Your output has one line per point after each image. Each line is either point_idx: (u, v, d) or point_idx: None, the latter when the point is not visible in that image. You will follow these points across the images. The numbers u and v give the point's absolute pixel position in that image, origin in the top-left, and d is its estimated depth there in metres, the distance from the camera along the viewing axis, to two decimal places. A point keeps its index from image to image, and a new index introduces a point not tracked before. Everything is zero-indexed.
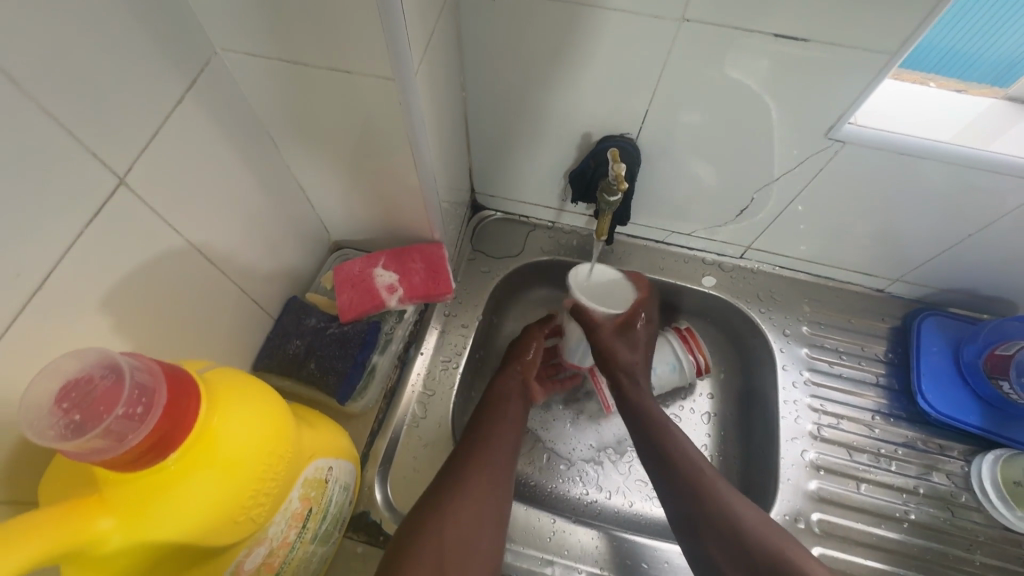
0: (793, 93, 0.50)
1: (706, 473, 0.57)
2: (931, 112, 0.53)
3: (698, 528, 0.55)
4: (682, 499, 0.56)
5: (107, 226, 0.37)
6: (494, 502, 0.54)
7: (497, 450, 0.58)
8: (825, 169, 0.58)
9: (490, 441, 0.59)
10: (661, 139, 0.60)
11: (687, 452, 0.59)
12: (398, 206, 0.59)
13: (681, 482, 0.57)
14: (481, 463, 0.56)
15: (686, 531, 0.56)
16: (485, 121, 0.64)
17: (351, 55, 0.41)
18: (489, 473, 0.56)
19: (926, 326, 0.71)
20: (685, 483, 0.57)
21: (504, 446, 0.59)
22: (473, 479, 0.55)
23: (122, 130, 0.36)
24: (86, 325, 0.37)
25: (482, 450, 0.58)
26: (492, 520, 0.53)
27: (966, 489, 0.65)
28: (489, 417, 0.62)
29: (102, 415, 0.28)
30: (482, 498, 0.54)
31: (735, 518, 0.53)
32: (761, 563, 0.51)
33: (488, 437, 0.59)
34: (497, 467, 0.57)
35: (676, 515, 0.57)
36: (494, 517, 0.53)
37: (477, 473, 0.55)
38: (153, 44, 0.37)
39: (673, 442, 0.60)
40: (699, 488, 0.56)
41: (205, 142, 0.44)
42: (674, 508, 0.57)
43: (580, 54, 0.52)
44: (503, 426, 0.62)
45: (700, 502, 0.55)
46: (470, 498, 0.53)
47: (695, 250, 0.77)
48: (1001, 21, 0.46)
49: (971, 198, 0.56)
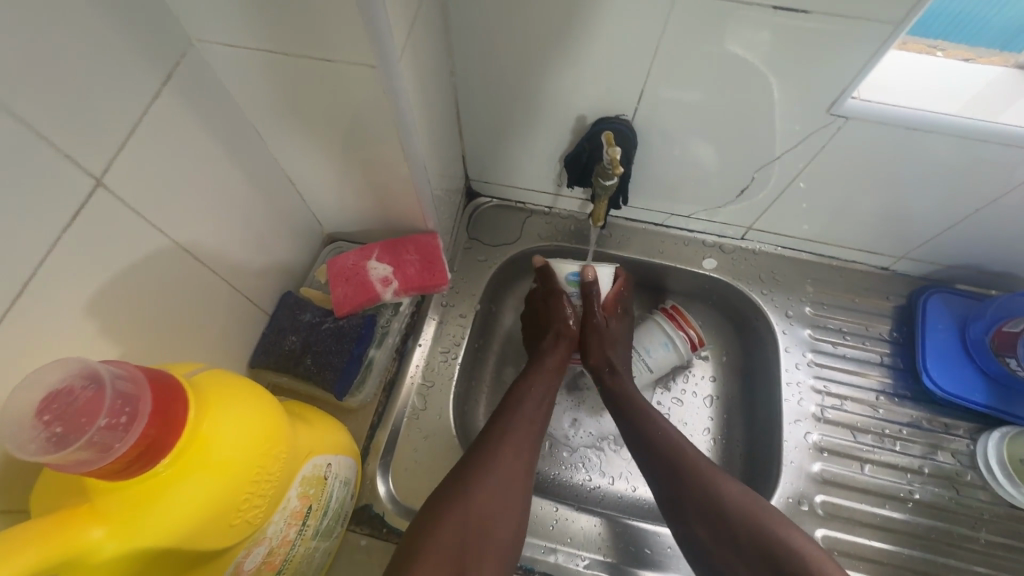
0: (795, 68, 0.48)
1: (685, 450, 0.58)
2: (940, 83, 0.51)
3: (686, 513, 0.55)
4: (664, 482, 0.57)
5: (87, 229, 0.36)
6: (519, 487, 0.54)
7: (525, 433, 0.58)
8: (828, 146, 0.56)
9: (519, 425, 0.59)
10: (658, 120, 0.58)
11: (669, 433, 0.60)
12: (390, 197, 0.58)
13: (664, 466, 0.58)
14: (510, 447, 0.56)
15: (673, 515, 0.56)
16: (477, 105, 0.62)
17: (332, 43, 0.40)
18: (518, 460, 0.56)
19: (931, 303, 0.70)
20: (665, 467, 0.57)
21: (533, 427, 0.59)
22: (500, 465, 0.54)
23: (96, 129, 0.35)
24: (71, 331, 0.36)
25: (511, 435, 0.57)
26: (515, 506, 0.53)
27: (971, 468, 0.65)
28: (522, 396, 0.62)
29: (85, 426, 0.27)
30: (509, 485, 0.54)
31: (716, 497, 0.54)
32: (745, 540, 0.51)
33: (518, 421, 0.59)
34: (524, 450, 0.57)
35: (663, 498, 0.57)
36: (518, 502, 0.54)
37: (505, 457, 0.55)
38: (124, 37, 0.36)
39: (655, 425, 0.61)
40: (684, 469, 0.56)
41: (187, 137, 0.43)
42: (660, 492, 0.58)
43: (571, 33, 0.50)
44: (531, 405, 0.61)
45: (685, 484, 0.56)
46: (496, 483, 0.53)
47: (695, 232, 0.76)
48: None
49: (979, 172, 0.54)
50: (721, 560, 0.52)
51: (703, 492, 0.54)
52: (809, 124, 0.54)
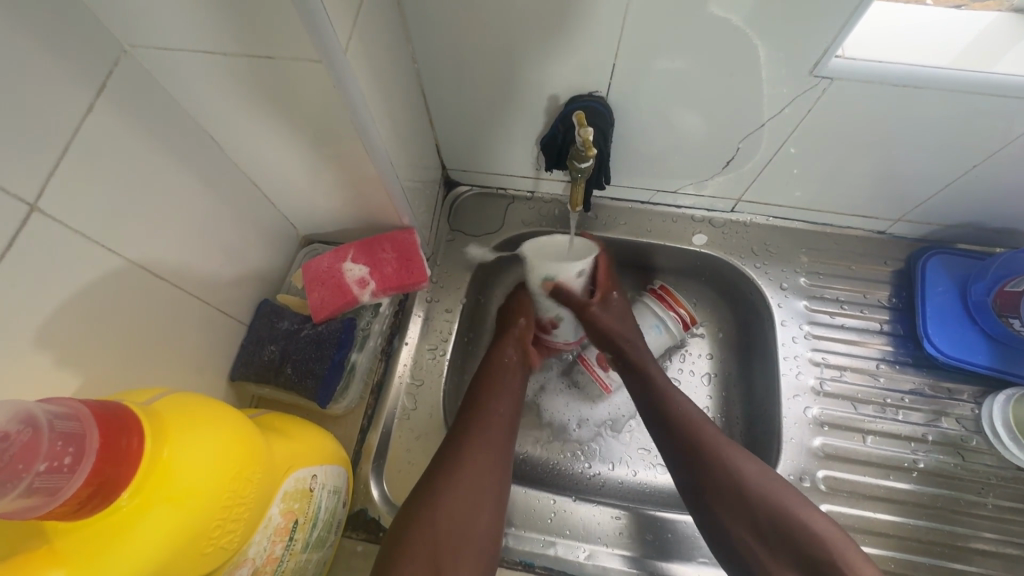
0: (772, 29, 0.45)
1: (707, 432, 0.56)
2: (929, 34, 0.48)
3: (708, 495, 0.53)
4: (685, 461, 0.56)
5: (25, 257, 0.34)
6: (493, 479, 0.53)
7: (495, 425, 0.56)
8: (814, 110, 0.53)
9: (484, 418, 0.57)
10: (633, 94, 0.55)
11: (691, 415, 0.58)
12: (359, 195, 0.56)
13: (683, 448, 0.56)
14: (478, 441, 0.54)
15: (693, 500, 0.55)
16: (444, 92, 0.60)
17: (271, 39, 0.37)
18: (489, 452, 0.54)
19: (931, 265, 0.67)
20: (686, 448, 0.56)
21: (502, 417, 0.58)
22: (467, 461, 0.53)
23: (24, 153, 0.33)
24: (23, 363, 0.35)
25: (479, 427, 0.56)
26: (488, 501, 0.52)
27: (977, 432, 0.63)
28: (485, 389, 0.60)
29: (23, 472, 0.27)
30: (480, 479, 0.52)
31: (741, 480, 0.52)
32: (769, 528, 0.50)
33: (483, 414, 0.57)
34: (496, 443, 0.55)
35: (682, 481, 0.56)
36: (492, 496, 0.52)
37: (472, 451, 0.54)
38: (45, 49, 0.34)
39: (677, 406, 0.58)
40: (707, 452, 0.55)
41: (130, 151, 0.41)
42: (679, 474, 0.56)
43: (532, 9, 0.47)
44: (500, 398, 0.59)
45: (706, 467, 0.54)
46: (464, 477, 0.52)
47: (684, 208, 0.73)
48: None
49: (975, 126, 0.51)
50: (739, 545, 0.51)
51: (724, 478, 0.53)
52: (794, 87, 0.51)
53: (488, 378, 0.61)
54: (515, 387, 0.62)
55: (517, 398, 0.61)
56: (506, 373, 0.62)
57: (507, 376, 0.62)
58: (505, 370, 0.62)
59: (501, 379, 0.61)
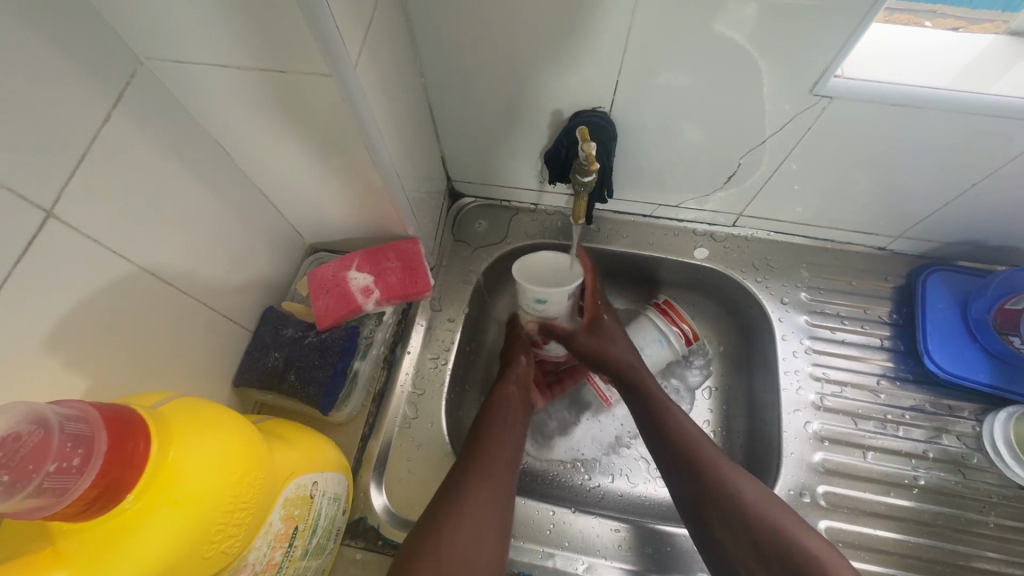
0: (772, 48, 0.46)
1: (705, 449, 0.56)
2: (925, 55, 0.49)
3: (704, 511, 0.53)
4: (683, 478, 0.56)
5: (41, 259, 0.35)
6: (495, 517, 0.52)
7: (497, 465, 0.56)
8: (813, 127, 0.54)
9: (486, 457, 0.56)
10: (635, 109, 0.56)
11: (688, 434, 0.58)
12: (365, 205, 0.57)
13: (684, 464, 0.56)
14: (480, 478, 0.54)
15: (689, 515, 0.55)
16: (451, 105, 0.61)
17: (284, 55, 0.38)
18: (492, 487, 0.54)
19: (932, 282, 0.68)
20: (686, 466, 0.56)
21: (504, 456, 0.57)
22: (472, 498, 0.52)
23: (42, 161, 0.35)
24: (33, 365, 0.36)
25: (480, 464, 0.55)
26: (490, 539, 0.51)
27: (978, 450, 0.63)
28: (488, 429, 0.59)
29: (33, 473, 0.27)
30: (482, 516, 0.52)
31: (740, 498, 0.52)
32: (766, 544, 0.50)
33: (484, 452, 0.57)
34: (498, 479, 0.55)
35: (680, 498, 0.56)
36: (494, 533, 0.51)
37: (476, 489, 0.53)
38: (66, 60, 0.35)
39: (673, 419, 0.59)
40: (705, 467, 0.55)
41: (143, 159, 0.42)
42: (677, 490, 0.56)
43: (537, 26, 0.48)
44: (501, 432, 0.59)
45: (704, 482, 0.54)
46: (468, 514, 0.51)
47: (685, 221, 0.74)
48: None
49: (973, 145, 0.52)
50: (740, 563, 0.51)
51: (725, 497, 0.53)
52: (794, 104, 0.52)
53: (488, 420, 0.61)
54: (517, 427, 0.61)
55: (518, 434, 0.61)
56: (507, 413, 0.62)
57: (508, 414, 0.62)
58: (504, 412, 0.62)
59: (503, 419, 0.61)
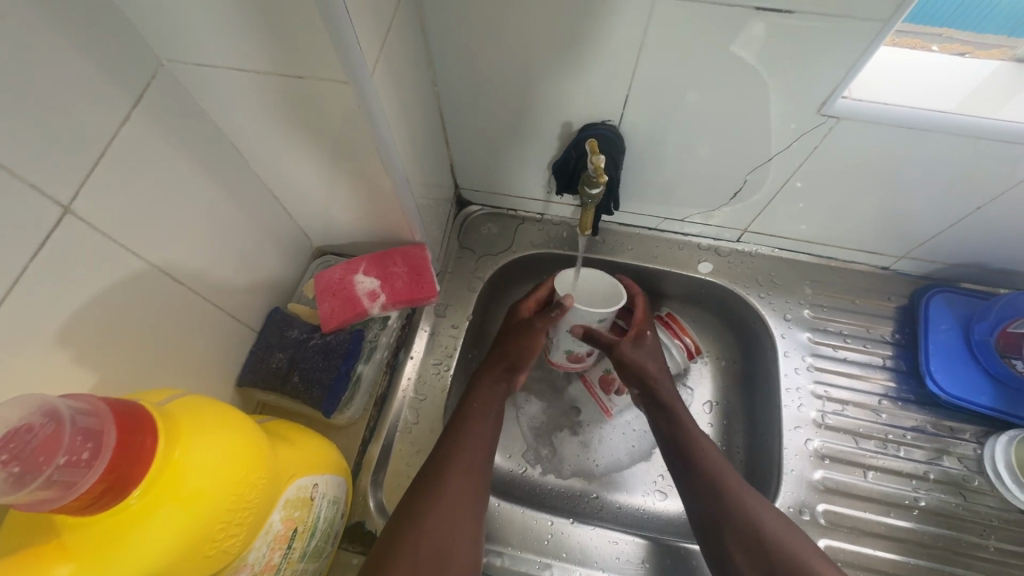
0: (781, 67, 0.47)
1: (727, 474, 0.56)
2: (932, 78, 0.49)
3: (718, 526, 0.53)
4: (704, 500, 0.55)
5: (58, 253, 0.36)
6: (471, 502, 0.53)
7: (472, 451, 0.56)
8: (821, 146, 0.55)
9: (462, 444, 0.56)
10: (644, 123, 0.57)
11: (713, 460, 0.57)
12: (375, 210, 0.57)
13: (701, 484, 0.56)
14: (456, 463, 0.55)
15: (704, 529, 0.55)
16: (462, 115, 0.62)
17: (303, 62, 0.39)
18: (470, 471, 0.55)
19: (934, 303, 0.68)
20: (708, 489, 0.55)
21: (480, 442, 0.57)
22: (448, 488, 0.53)
23: (62, 158, 0.35)
24: (43, 360, 0.36)
25: (457, 451, 0.56)
26: (467, 519, 0.52)
27: (980, 472, 0.63)
28: (466, 415, 0.59)
29: (44, 465, 0.28)
30: (458, 504, 0.52)
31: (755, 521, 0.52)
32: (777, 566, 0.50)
33: (460, 438, 0.57)
34: (476, 467, 0.55)
35: (698, 519, 0.55)
36: (470, 514, 0.52)
37: (451, 474, 0.54)
38: (88, 60, 0.36)
39: (694, 442, 0.59)
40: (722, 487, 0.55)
41: (160, 158, 0.43)
42: (693, 511, 0.56)
43: (550, 38, 0.49)
44: (478, 422, 0.59)
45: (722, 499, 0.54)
46: (445, 499, 0.52)
47: (690, 236, 0.75)
48: None
49: (978, 169, 0.52)
50: None
51: (745, 524, 0.52)
52: (801, 124, 0.52)
53: (467, 407, 0.60)
54: (493, 413, 0.61)
55: (494, 423, 0.60)
56: (485, 400, 0.62)
57: (485, 400, 0.62)
58: (482, 399, 0.62)
59: (480, 406, 0.61)
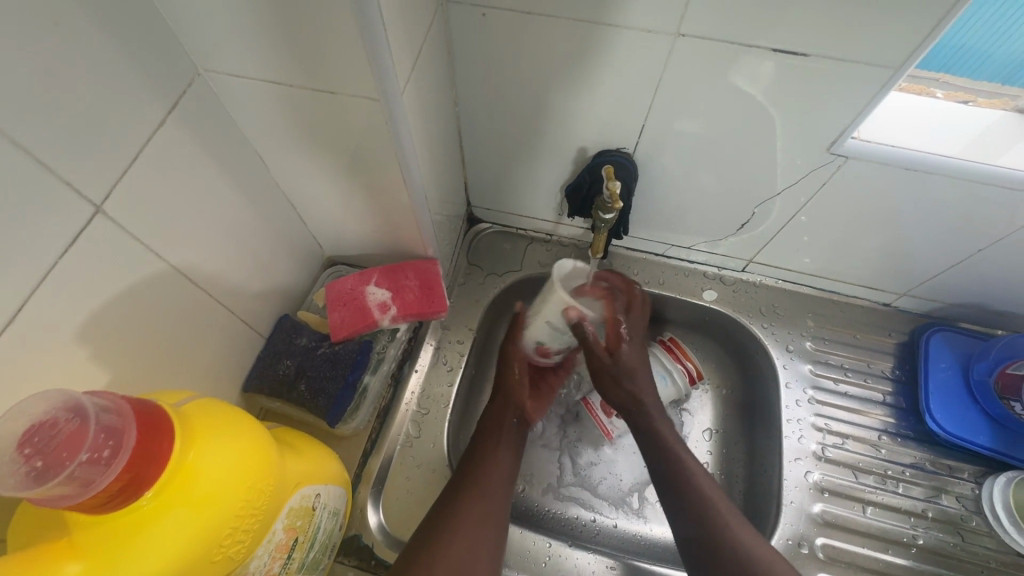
0: (792, 106, 0.49)
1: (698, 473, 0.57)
2: (932, 125, 0.51)
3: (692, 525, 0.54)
4: (685, 509, 0.55)
5: (84, 252, 0.36)
6: (491, 529, 0.53)
7: (495, 478, 0.57)
8: (826, 184, 0.56)
9: (486, 476, 0.57)
10: (658, 152, 0.58)
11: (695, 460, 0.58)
12: (390, 222, 0.58)
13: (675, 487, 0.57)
14: (473, 496, 0.54)
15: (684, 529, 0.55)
16: (478, 134, 0.63)
17: (337, 78, 0.40)
18: (484, 504, 0.54)
19: (934, 341, 0.69)
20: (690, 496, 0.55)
21: (503, 471, 0.58)
22: (463, 511, 0.53)
23: (98, 159, 0.36)
24: (62, 356, 0.36)
25: (474, 486, 0.56)
26: (486, 541, 0.52)
27: (977, 513, 0.63)
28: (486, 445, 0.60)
29: (66, 461, 0.28)
30: (479, 528, 0.52)
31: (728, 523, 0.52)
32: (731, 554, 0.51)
33: (485, 463, 0.58)
34: (489, 493, 0.55)
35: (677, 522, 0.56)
36: (489, 539, 0.53)
37: (471, 502, 0.54)
38: (131, 67, 0.37)
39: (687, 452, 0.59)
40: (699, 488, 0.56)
41: (188, 164, 0.44)
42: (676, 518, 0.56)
43: (572, 67, 0.51)
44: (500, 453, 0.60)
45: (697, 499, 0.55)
46: (468, 527, 0.52)
47: (696, 264, 0.76)
48: (1002, 32, 0.45)
49: (982, 211, 0.53)
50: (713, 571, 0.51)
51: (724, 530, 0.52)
52: (809, 160, 0.54)
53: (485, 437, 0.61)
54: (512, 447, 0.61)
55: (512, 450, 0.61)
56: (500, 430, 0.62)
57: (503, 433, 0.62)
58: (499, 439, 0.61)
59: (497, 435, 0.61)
